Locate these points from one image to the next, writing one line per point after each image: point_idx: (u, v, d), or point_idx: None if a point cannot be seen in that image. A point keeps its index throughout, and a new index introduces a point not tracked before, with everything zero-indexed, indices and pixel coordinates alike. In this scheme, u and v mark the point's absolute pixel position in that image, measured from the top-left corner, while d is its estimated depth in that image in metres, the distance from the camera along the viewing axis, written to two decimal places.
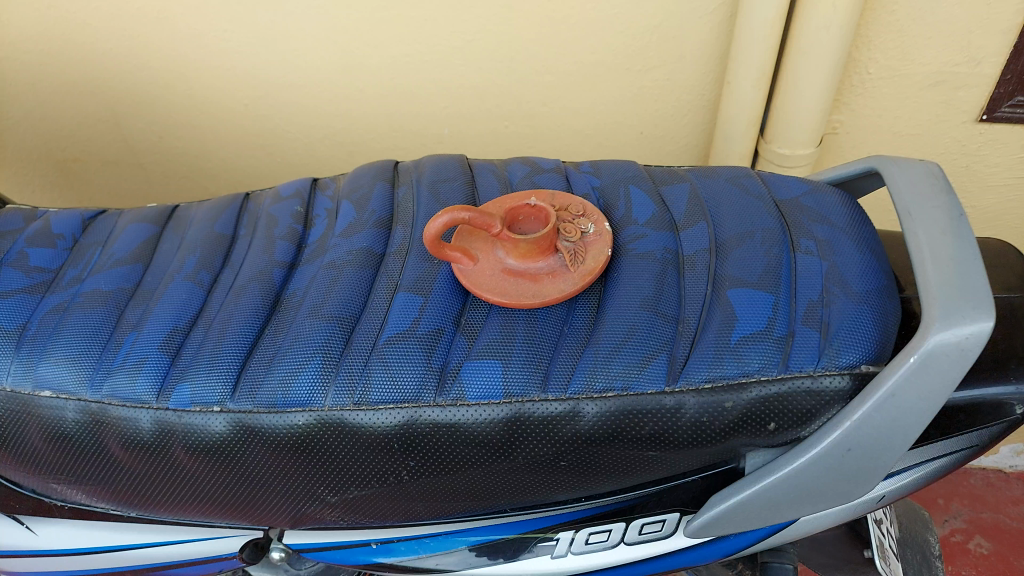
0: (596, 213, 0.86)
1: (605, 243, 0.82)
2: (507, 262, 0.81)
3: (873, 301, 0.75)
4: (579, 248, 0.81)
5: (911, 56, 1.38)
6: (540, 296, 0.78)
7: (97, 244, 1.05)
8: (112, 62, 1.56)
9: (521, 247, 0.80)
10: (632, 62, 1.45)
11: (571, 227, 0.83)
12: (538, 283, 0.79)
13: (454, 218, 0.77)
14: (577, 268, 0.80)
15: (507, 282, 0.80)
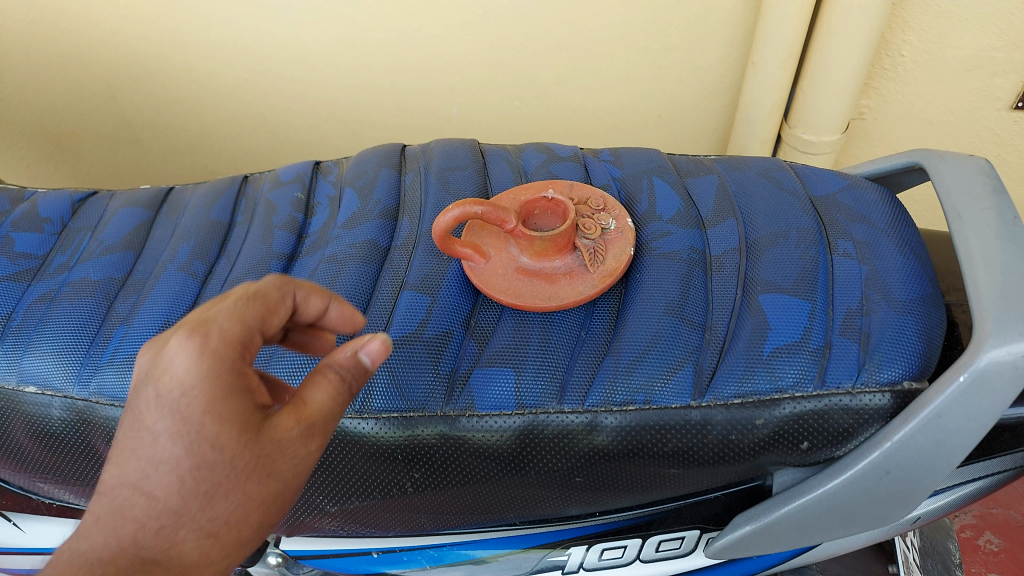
0: (618, 207, 0.80)
1: (627, 242, 0.76)
2: (521, 260, 0.76)
3: (917, 310, 0.70)
4: (600, 247, 0.75)
5: (947, 39, 1.30)
6: (557, 298, 0.73)
7: (87, 228, 0.99)
8: (109, 34, 1.49)
9: (536, 244, 0.74)
10: (652, 40, 1.38)
11: (592, 223, 0.77)
12: (554, 284, 0.74)
13: (465, 213, 0.72)
14: (596, 268, 0.74)
15: (520, 282, 0.74)
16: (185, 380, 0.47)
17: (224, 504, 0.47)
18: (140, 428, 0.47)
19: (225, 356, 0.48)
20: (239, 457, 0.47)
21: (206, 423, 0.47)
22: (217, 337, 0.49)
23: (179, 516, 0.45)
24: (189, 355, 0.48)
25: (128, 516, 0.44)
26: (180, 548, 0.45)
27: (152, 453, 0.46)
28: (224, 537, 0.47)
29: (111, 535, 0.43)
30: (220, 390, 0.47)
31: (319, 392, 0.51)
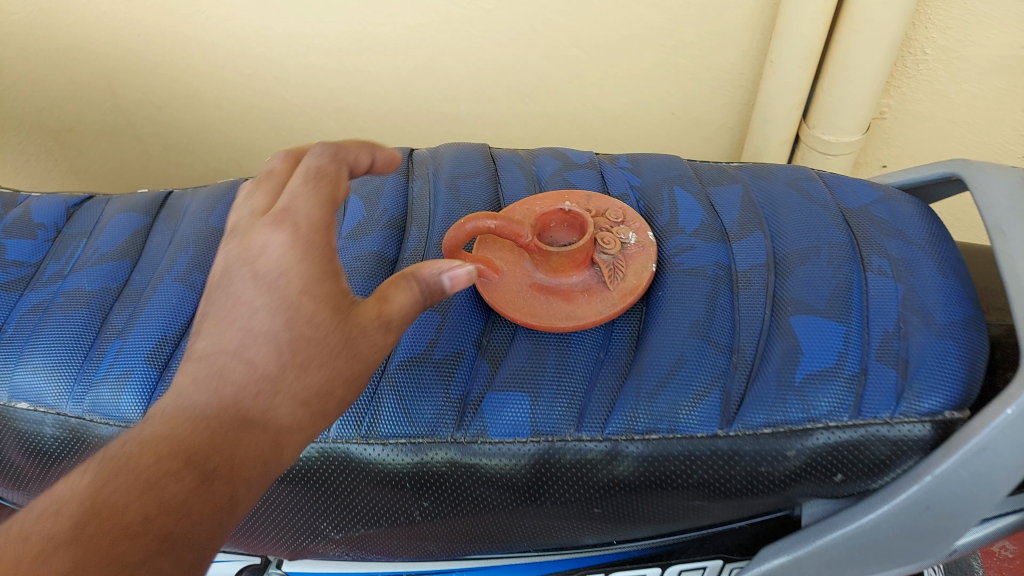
0: (637, 219, 0.77)
1: (648, 257, 0.73)
2: (536, 276, 0.72)
3: (958, 333, 0.66)
4: (620, 262, 0.72)
5: (973, 36, 1.23)
6: (574, 317, 0.69)
7: (81, 235, 0.96)
8: (106, 27, 1.45)
9: (553, 259, 0.70)
10: (667, 37, 1.33)
11: (610, 236, 0.73)
12: (571, 302, 0.70)
13: (476, 228, 0.68)
14: (615, 285, 0.70)
15: (536, 299, 0.71)
16: (281, 259, 0.54)
17: (316, 377, 0.51)
18: (238, 300, 0.53)
19: (312, 240, 0.55)
20: (328, 335, 0.52)
21: (302, 300, 0.52)
22: (304, 224, 0.56)
23: (274, 383, 0.50)
24: (285, 240, 0.55)
25: (228, 379, 0.49)
26: (274, 413, 0.49)
27: (249, 324, 0.51)
28: (315, 405, 0.51)
29: (214, 395, 0.48)
30: (310, 270, 0.53)
31: (401, 296, 0.55)
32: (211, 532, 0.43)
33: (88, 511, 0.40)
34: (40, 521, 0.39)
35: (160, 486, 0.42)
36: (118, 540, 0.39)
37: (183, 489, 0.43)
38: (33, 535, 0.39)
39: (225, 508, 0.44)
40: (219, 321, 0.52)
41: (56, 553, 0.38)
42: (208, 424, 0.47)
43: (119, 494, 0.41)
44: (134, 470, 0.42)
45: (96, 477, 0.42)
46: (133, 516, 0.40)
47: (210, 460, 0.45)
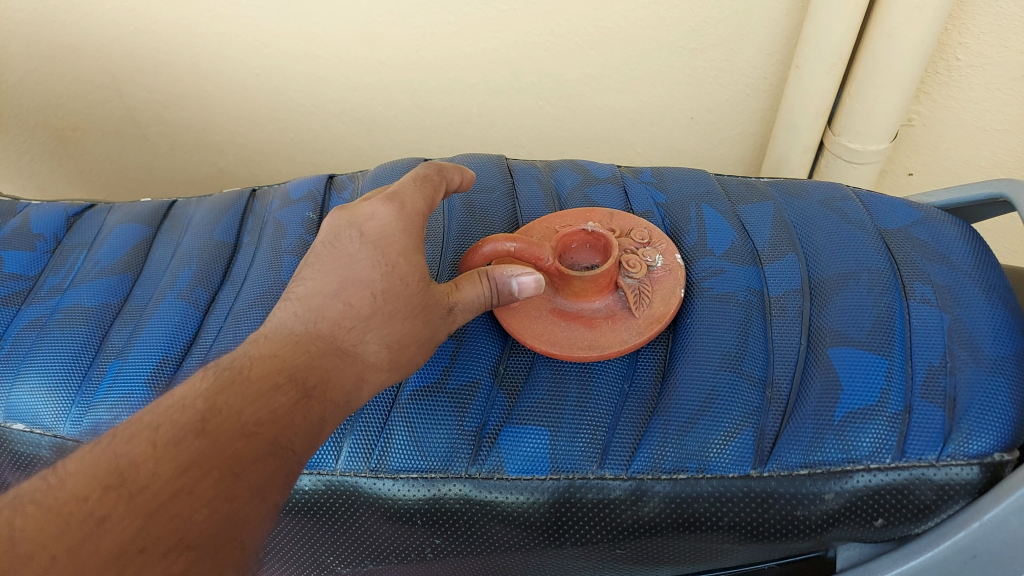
0: (664, 240, 0.73)
1: (676, 281, 0.69)
2: (557, 301, 0.69)
3: (1009, 369, 0.62)
4: (646, 286, 0.68)
5: (1007, 42, 1.18)
6: (598, 345, 0.65)
7: (82, 247, 0.92)
8: (111, 26, 1.41)
9: (575, 283, 0.66)
10: (687, 39, 1.28)
11: (636, 259, 0.70)
12: (594, 329, 0.66)
13: (496, 250, 0.66)
14: (642, 312, 0.67)
15: (556, 325, 0.67)
16: (385, 226, 0.64)
17: (398, 328, 0.60)
18: (342, 252, 0.64)
19: (412, 220, 0.65)
20: (413, 295, 0.61)
21: (398, 263, 0.62)
22: (409, 207, 0.66)
23: (364, 324, 0.59)
24: (390, 211, 0.65)
25: (327, 316, 0.59)
26: (362, 350, 0.58)
27: (350, 273, 0.61)
28: (395, 352, 0.60)
29: (312, 327, 0.58)
30: (406, 241, 0.63)
31: (474, 291, 0.62)
32: (308, 441, 0.51)
33: (208, 410, 0.48)
34: (172, 414, 0.48)
35: (268, 397, 0.51)
36: (236, 436, 0.48)
37: (286, 403, 0.51)
38: (165, 424, 0.47)
39: (317, 423, 0.52)
40: (326, 268, 0.63)
41: (188, 439, 0.46)
42: (308, 350, 0.56)
43: (235, 399, 0.50)
44: (247, 383, 0.51)
45: (216, 385, 0.51)
46: (247, 418, 0.49)
47: (308, 380, 0.54)
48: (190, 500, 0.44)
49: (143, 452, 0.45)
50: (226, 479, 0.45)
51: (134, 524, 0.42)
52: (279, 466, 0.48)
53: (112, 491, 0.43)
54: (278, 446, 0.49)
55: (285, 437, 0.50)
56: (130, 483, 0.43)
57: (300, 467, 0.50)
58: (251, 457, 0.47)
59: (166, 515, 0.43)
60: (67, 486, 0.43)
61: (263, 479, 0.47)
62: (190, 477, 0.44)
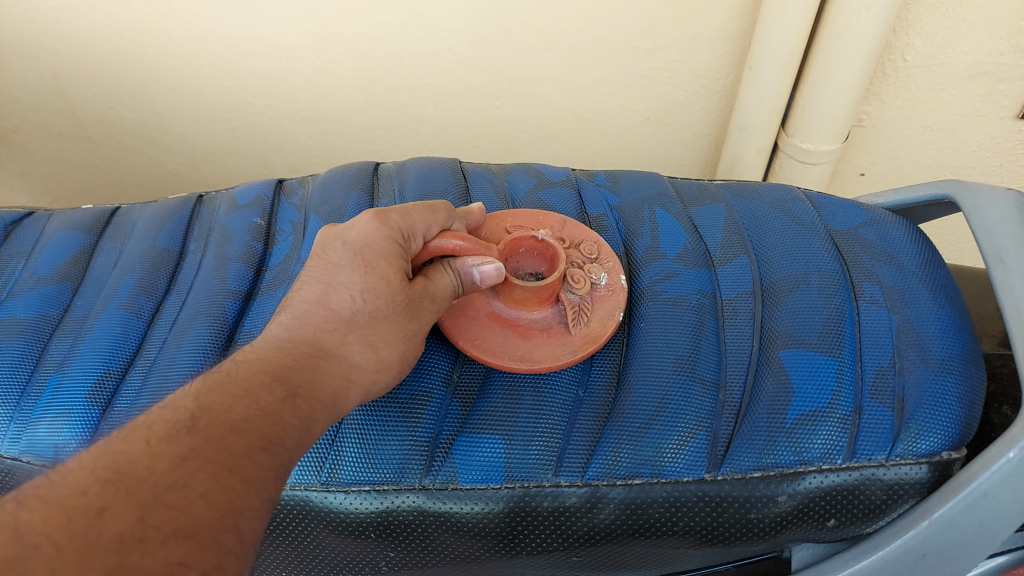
0: (612, 257, 0.72)
1: (616, 304, 0.68)
2: (496, 304, 0.68)
3: (956, 369, 0.62)
4: (586, 304, 0.67)
5: (952, 44, 1.21)
6: (530, 359, 0.64)
7: (20, 255, 0.89)
8: (49, 23, 1.36)
9: (517, 291, 0.65)
10: (641, 40, 1.28)
11: (581, 276, 0.69)
12: (529, 341, 0.65)
13: (443, 248, 0.64)
14: (577, 331, 0.66)
15: (492, 331, 0.66)
16: (365, 238, 0.62)
17: (381, 326, 0.58)
18: (325, 260, 0.62)
19: (398, 232, 0.63)
20: (396, 292, 0.60)
21: (377, 266, 0.60)
22: (394, 218, 0.63)
23: (348, 325, 0.58)
24: (373, 223, 0.63)
25: (312, 321, 0.58)
26: (347, 350, 0.57)
27: (334, 278, 0.60)
28: (381, 353, 0.58)
29: (296, 332, 0.57)
30: (388, 247, 0.62)
31: (444, 280, 0.63)
32: (297, 439, 0.51)
33: (198, 408, 0.48)
34: (165, 414, 0.48)
35: (256, 395, 0.50)
36: (227, 431, 0.47)
37: (273, 400, 0.51)
38: (158, 423, 0.47)
39: (307, 420, 0.52)
40: (312, 279, 0.61)
41: (181, 435, 0.46)
42: (292, 353, 0.55)
43: (225, 399, 0.49)
44: (234, 383, 0.51)
45: (206, 387, 0.51)
46: (237, 415, 0.48)
47: (293, 380, 0.53)
48: (185, 492, 0.42)
49: (139, 450, 0.44)
50: (219, 472, 0.45)
51: (132, 515, 0.40)
52: (269, 460, 0.48)
53: (111, 485, 0.42)
54: (268, 441, 0.48)
55: (275, 434, 0.49)
56: (129, 477, 0.42)
57: (292, 463, 0.50)
58: (244, 452, 0.46)
59: (164, 505, 0.41)
60: (67, 482, 0.42)
61: (256, 474, 0.46)
62: (185, 471, 0.43)
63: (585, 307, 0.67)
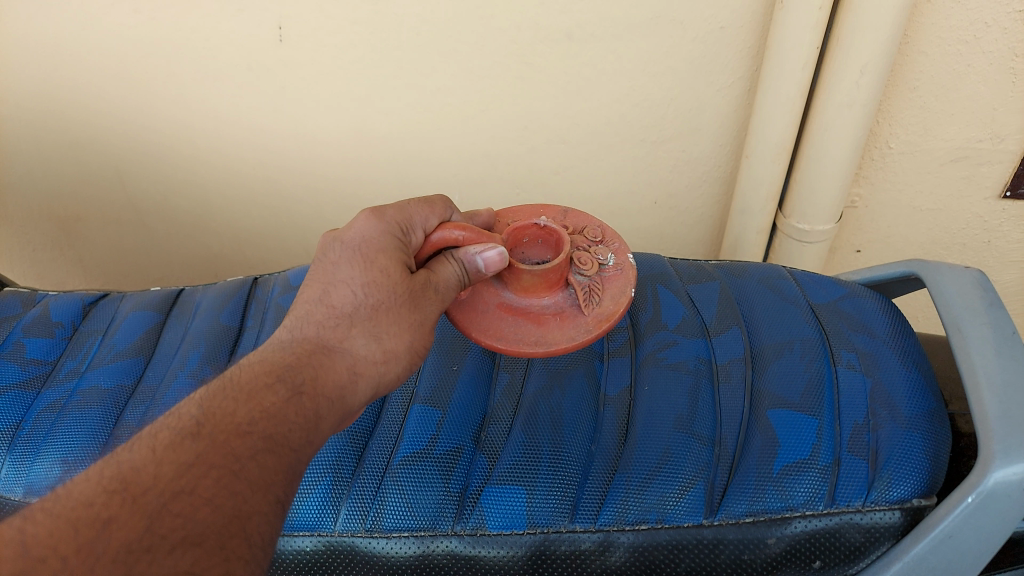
0: (615, 237, 0.82)
1: (627, 282, 0.77)
2: (506, 296, 0.77)
3: (923, 424, 0.71)
4: (596, 285, 0.76)
5: (934, 132, 1.33)
6: (545, 342, 0.73)
7: (97, 332, 1.01)
8: (118, 121, 1.54)
9: (526, 279, 0.74)
10: (647, 132, 1.41)
11: (588, 258, 0.78)
12: (543, 327, 0.75)
13: (445, 239, 0.75)
14: (590, 312, 0.75)
15: (506, 321, 0.76)
16: (363, 236, 0.71)
17: (383, 316, 0.67)
18: (326, 261, 0.71)
19: (394, 227, 0.73)
20: (397, 284, 0.68)
21: (376, 258, 0.70)
22: (390, 215, 0.73)
23: (350, 320, 0.67)
24: (370, 221, 0.72)
25: (313, 319, 0.68)
26: (350, 343, 0.66)
27: (334, 277, 0.69)
28: (385, 346, 0.67)
29: (299, 332, 0.67)
30: (386, 242, 0.71)
31: (448, 270, 0.72)
32: (300, 436, 0.60)
33: (202, 416, 0.57)
34: (170, 422, 0.57)
35: (260, 396, 0.59)
36: (231, 436, 0.56)
37: (277, 400, 0.60)
38: (163, 432, 0.56)
39: (311, 416, 0.61)
40: (313, 278, 0.71)
41: (186, 442, 0.54)
42: (295, 351, 0.65)
43: (227, 405, 0.58)
44: (236, 388, 0.60)
45: (209, 394, 0.60)
46: (241, 419, 0.57)
47: (298, 379, 0.62)
48: (192, 499, 0.51)
49: (144, 458, 0.53)
50: (225, 476, 0.53)
51: (141, 523, 0.48)
52: (275, 462, 0.57)
53: (117, 496, 0.50)
54: (272, 444, 0.57)
55: (280, 437, 0.58)
56: (134, 488, 0.50)
57: (298, 462, 0.58)
58: (248, 456, 0.55)
59: (171, 514, 0.50)
60: (74, 495, 0.50)
61: (261, 476, 0.55)
62: (190, 479, 0.52)
63: (595, 289, 0.76)
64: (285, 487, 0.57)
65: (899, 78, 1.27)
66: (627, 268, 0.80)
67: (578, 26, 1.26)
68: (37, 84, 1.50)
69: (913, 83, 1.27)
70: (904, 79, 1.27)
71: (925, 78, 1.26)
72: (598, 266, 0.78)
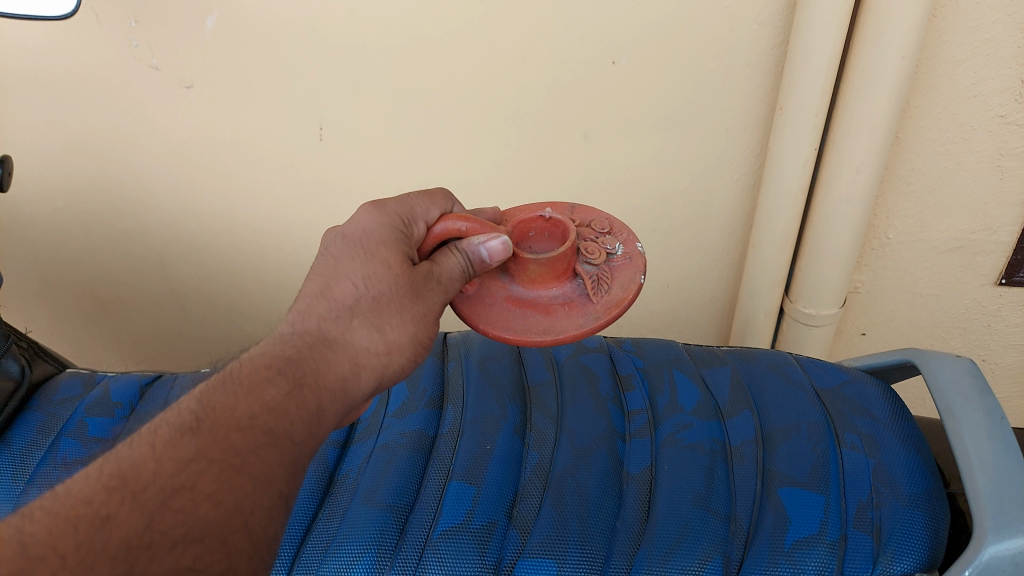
0: (621, 229, 0.89)
1: (637, 269, 0.84)
2: (513, 289, 0.85)
3: (922, 502, 0.77)
4: (604, 274, 0.84)
5: (929, 224, 1.42)
6: (552, 331, 0.81)
7: (153, 412, 1.08)
8: (164, 211, 1.66)
9: (532, 269, 0.83)
10: (659, 223, 1.52)
11: (596, 249, 0.85)
12: (552, 317, 0.82)
13: (450, 229, 0.83)
14: (598, 300, 0.82)
15: (514, 313, 0.83)
16: (362, 232, 0.79)
17: (384, 305, 0.75)
18: (328, 254, 0.79)
19: (395, 218, 0.81)
20: (399, 275, 0.76)
21: (378, 250, 0.77)
22: (390, 209, 0.81)
23: (352, 312, 0.74)
24: (372, 213, 0.81)
25: (315, 312, 0.74)
26: (352, 335, 0.73)
27: (336, 268, 0.77)
28: (387, 339, 0.74)
29: (300, 325, 0.74)
30: (386, 233, 0.79)
31: (451, 262, 0.78)
32: (303, 429, 0.66)
33: (201, 411, 0.63)
34: (169, 418, 0.62)
35: (262, 389, 0.66)
36: (232, 430, 0.62)
37: (279, 394, 0.66)
38: (163, 429, 0.61)
39: (312, 406, 0.67)
40: (318, 271, 0.77)
41: (185, 438, 0.60)
42: (294, 344, 0.71)
43: (224, 401, 0.64)
44: (237, 382, 0.66)
45: (209, 388, 0.66)
46: (241, 413, 0.63)
47: (299, 373, 0.68)
48: (191, 496, 0.57)
49: (142, 457, 0.58)
50: (226, 472, 0.59)
51: (142, 522, 0.54)
52: (277, 456, 0.63)
53: (116, 494, 0.55)
54: (273, 437, 0.63)
55: (281, 430, 0.64)
56: (132, 486, 0.56)
57: (298, 453, 0.64)
58: (250, 450, 0.61)
59: (171, 509, 0.56)
60: (74, 494, 0.55)
61: (263, 469, 0.61)
62: (189, 474, 0.58)
63: (603, 277, 0.84)
64: (285, 480, 0.62)
65: (893, 173, 1.37)
66: (636, 257, 0.86)
67: (594, 129, 1.38)
68: (90, 177, 1.62)
69: (906, 179, 1.37)
70: (898, 176, 1.37)
71: (917, 175, 1.36)
72: (606, 256, 0.86)
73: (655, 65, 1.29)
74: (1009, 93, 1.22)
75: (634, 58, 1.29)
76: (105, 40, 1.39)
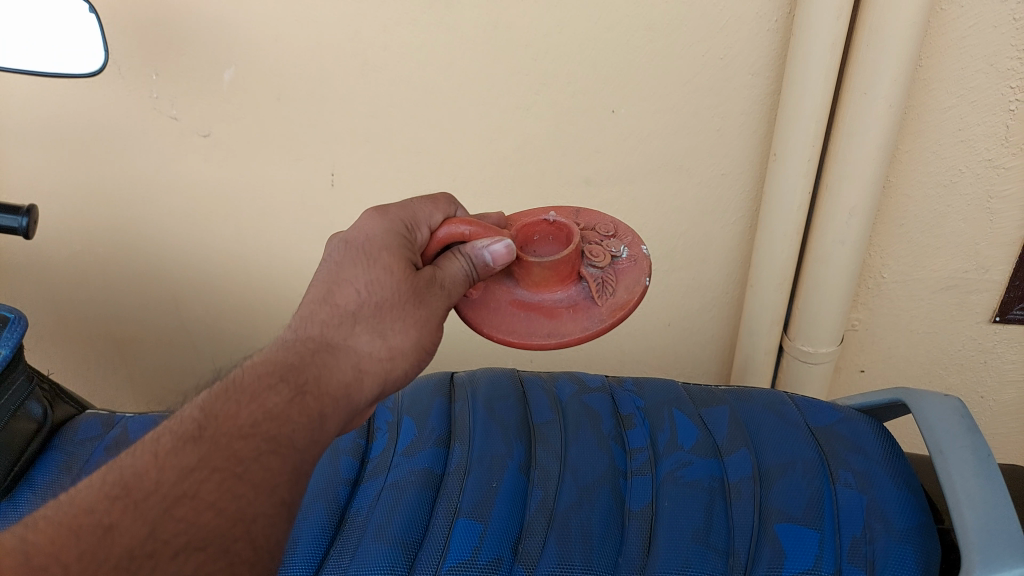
0: (626, 231, 0.94)
1: (642, 271, 0.89)
2: (517, 293, 0.90)
3: (915, 538, 0.80)
4: (609, 277, 0.89)
5: (922, 263, 1.46)
6: (558, 333, 0.86)
7: None
8: (179, 253, 1.71)
9: (536, 273, 0.87)
10: (659, 263, 1.56)
11: (601, 253, 0.91)
12: (556, 319, 0.87)
13: (453, 232, 0.86)
14: (605, 302, 0.87)
15: (519, 316, 0.88)
16: (365, 237, 0.83)
17: (387, 309, 0.78)
18: (331, 259, 0.83)
19: (397, 223, 0.84)
20: (404, 281, 0.80)
21: (381, 256, 0.80)
22: (393, 214, 0.85)
23: (354, 318, 0.78)
24: (376, 218, 0.84)
25: (318, 318, 0.79)
26: (354, 341, 0.77)
27: (339, 273, 0.81)
28: (389, 345, 0.78)
29: (303, 332, 0.78)
30: (390, 239, 0.82)
31: (455, 265, 0.84)
32: (305, 436, 0.70)
33: (202, 420, 0.67)
34: (172, 427, 0.66)
35: (265, 396, 0.70)
36: (234, 438, 0.66)
37: (280, 401, 0.70)
38: (165, 436, 0.65)
39: (315, 412, 0.71)
40: (321, 278, 0.81)
41: (188, 446, 0.64)
42: (297, 350, 0.75)
43: (226, 410, 0.68)
44: (239, 389, 0.70)
45: (212, 395, 0.70)
46: (243, 422, 0.67)
47: (302, 381, 0.72)
48: (194, 504, 0.61)
49: (145, 465, 0.63)
50: (228, 479, 0.63)
51: (144, 530, 0.59)
52: (278, 463, 0.66)
53: (119, 502, 0.60)
54: (275, 445, 0.67)
55: (284, 437, 0.68)
56: (135, 494, 0.60)
57: (300, 458, 0.68)
58: (252, 457, 0.65)
59: (173, 518, 0.60)
60: (79, 503, 0.60)
61: (263, 476, 0.65)
62: (191, 482, 0.62)
63: (608, 280, 0.89)
64: (286, 487, 0.66)
65: (886, 215, 1.41)
66: (641, 259, 0.91)
67: (596, 174, 1.43)
68: (111, 223, 1.68)
69: (899, 220, 1.41)
70: (890, 217, 1.42)
71: (909, 216, 1.40)
72: (611, 259, 0.91)
73: (653, 114, 1.35)
74: (996, 138, 1.27)
75: (632, 108, 1.34)
76: (129, 93, 1.46)
